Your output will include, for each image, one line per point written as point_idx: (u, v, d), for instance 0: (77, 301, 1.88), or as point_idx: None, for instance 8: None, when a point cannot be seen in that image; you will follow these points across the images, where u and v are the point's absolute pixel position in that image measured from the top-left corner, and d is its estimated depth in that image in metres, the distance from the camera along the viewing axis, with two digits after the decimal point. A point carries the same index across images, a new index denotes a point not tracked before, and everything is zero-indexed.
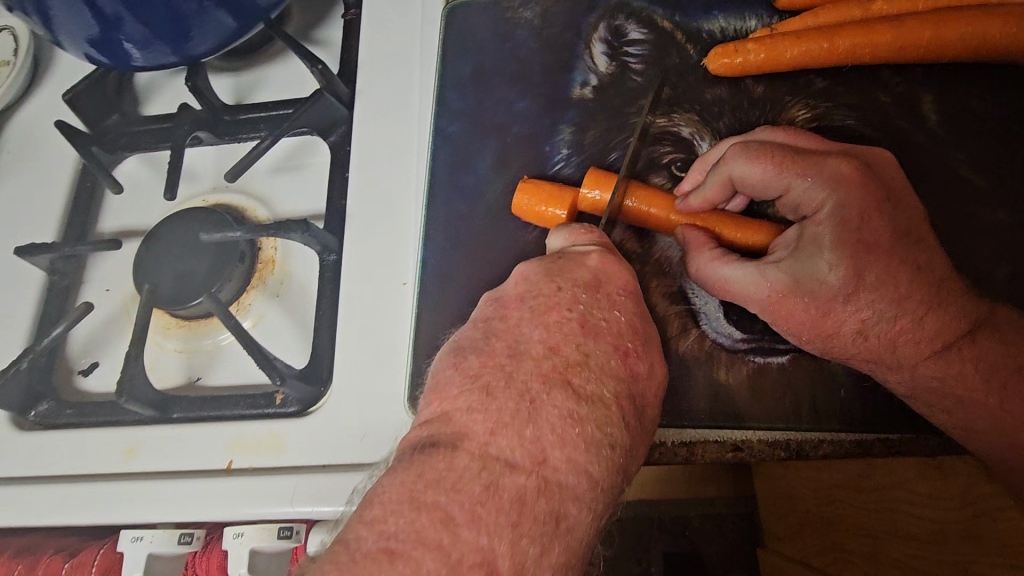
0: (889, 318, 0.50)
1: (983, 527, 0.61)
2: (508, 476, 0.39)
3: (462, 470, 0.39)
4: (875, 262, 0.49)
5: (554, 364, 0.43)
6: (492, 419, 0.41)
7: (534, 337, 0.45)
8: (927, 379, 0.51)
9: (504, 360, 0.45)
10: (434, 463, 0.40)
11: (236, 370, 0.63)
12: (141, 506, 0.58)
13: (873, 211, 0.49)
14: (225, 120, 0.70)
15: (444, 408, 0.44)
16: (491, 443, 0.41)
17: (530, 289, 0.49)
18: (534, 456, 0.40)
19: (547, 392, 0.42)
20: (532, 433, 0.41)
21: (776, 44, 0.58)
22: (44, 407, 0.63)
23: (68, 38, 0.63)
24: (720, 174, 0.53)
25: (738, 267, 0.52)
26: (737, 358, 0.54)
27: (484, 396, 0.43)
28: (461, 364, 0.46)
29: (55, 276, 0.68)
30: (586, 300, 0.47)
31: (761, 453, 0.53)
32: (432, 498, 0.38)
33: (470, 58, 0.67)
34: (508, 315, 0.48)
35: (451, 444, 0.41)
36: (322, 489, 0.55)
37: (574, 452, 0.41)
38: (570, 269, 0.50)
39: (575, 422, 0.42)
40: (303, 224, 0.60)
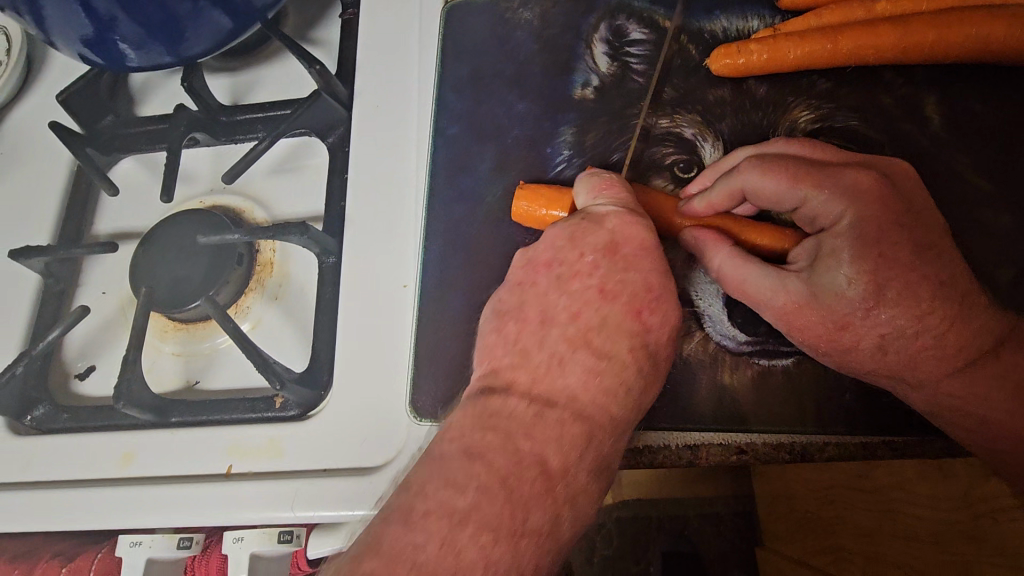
0: (911, 334, 0.50)
1: (984, 528, 0.62)
2: (550, 411, 0.46)
3: (513, 406, 0.46)
4: (897, 278, 0.49)
5: (578, 327, 0.49)
6: (531, 371, 0.47)
7: (560, 303, 0.50)
8: (948, 397, 0.51)
9: (536, 324, 0.50)
10: (491, 402, 0.47)
11: (235, 374, 0.63)
12: (138, 512, 0.57)
13: (893, 226, 0.49)
14: (222, 122, 0.70)
15: (494, 363, 0.50)
16: (532, 388, 0.47)
17: (555, 254, 0.52)
18: (567, 398, 0.47)
19: (573, 353, 0.48)
20: (563, 382, 0.47)
21: (780, 44, 0.57)
22: (41, 411, 0.62)
23: (62, 39, 0.62)
24: (734, 183, 0.53)
25: (755, 277, 0.52)
26: (742, 360, 0.54)
27: (521, 356, 0.48)
28: (502, 328, 0.51)
29: (49, 279, 0.66)
30: (605, 265, 0.51)
31: (767, 456, 0.52)
32: (494, 422, 0.45)
33: (469, 59, 0.66)
34: (536, 280, 0.52)
35: (502, 388, 0.48)
36: (324, 495, 0.54)
37: (599, 398, 0.47)
38: (590, 231, 0.52)
39: (597, 375, 0.47)
40: (303, 226, 0.59)
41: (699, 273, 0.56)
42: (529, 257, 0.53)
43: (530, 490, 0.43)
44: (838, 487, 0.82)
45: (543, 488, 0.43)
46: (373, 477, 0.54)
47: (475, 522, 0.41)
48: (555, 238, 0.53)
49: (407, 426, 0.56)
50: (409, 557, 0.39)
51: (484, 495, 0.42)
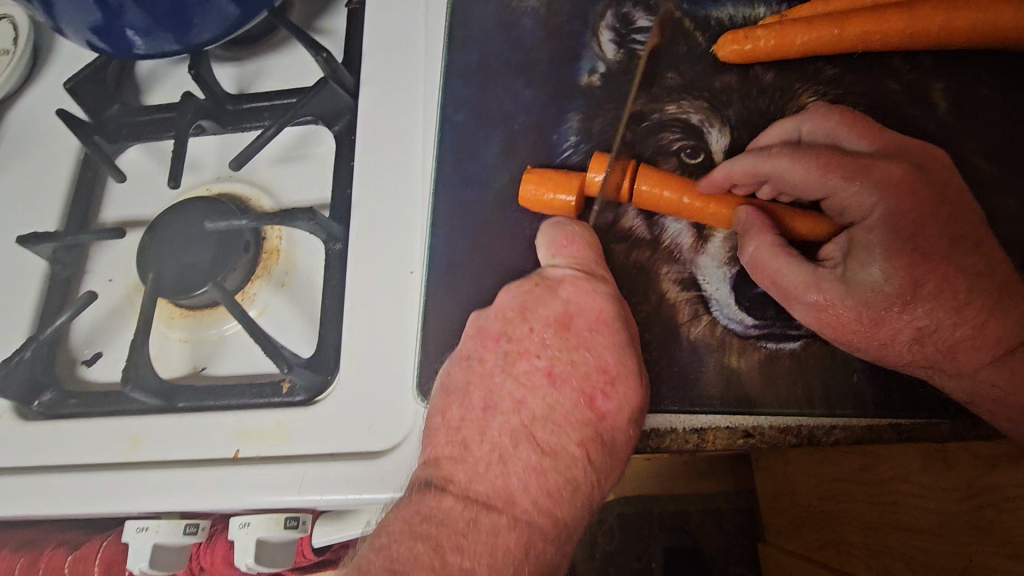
0: (947, 326, 0.52)
1: (989, 516, 0.60)
2: (486, 514, 0.47)
3: (448, 509, 0.47)
4: (930, 270, 0.50)
5: (522, 418, 0.50)
6: (470, 469, 0.49)
7: (506, 388, 0.51)
8: (989, 386, 0.51)
9: (479, 413, 0.51)
10: (426, 501, 0.48)
11: (242, 360, 0.63)
12: (144, 496, 0.57)
13: (925, 218, 0.50)
14: (229, 111, 0.70)
15: (436, 452, 0.50)
16: (471, 487, 0.49)
17: (503, 327, 0.53)
18: (506, 498, 0.48)
19: (516, 447, 0.49)
20: (503, 481, 0.48)
21: (787, 30, 0.57)
22: (47, 398, 0.62)
23: (70, 26, 0.63)
24: (766, 171, 0.54)
25: (790, 271, 0.51)
26: (749, 344, 0.54)
27: (463, 448, 0.50)
28: (446, 411, 0.51)
29: (58, 266, 0.67)
30: (556, 342, 0.52)
31: (773, 439, 0.53)
32: (426, 529, 0.46)
33: (475, 48, 0.66)
34: (484, 356, 0.53)
35: (440, 486, 0.49)
36: (331, 478, 0.54)
37: (542, 499, 0.48)
38: (541, 302, 0.53)
39: (540, 473, 0.48)
40: (310, 212, 0.59)
41: (707, 257, 0.56)
42: (481, 328, 0.54)
43: None
44: (843, 481, 0.83)
45: None
46: (381, 461, 0.54)
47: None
48: (505, 309, 0.54)
49: (415, 410, 0.56)
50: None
51: None
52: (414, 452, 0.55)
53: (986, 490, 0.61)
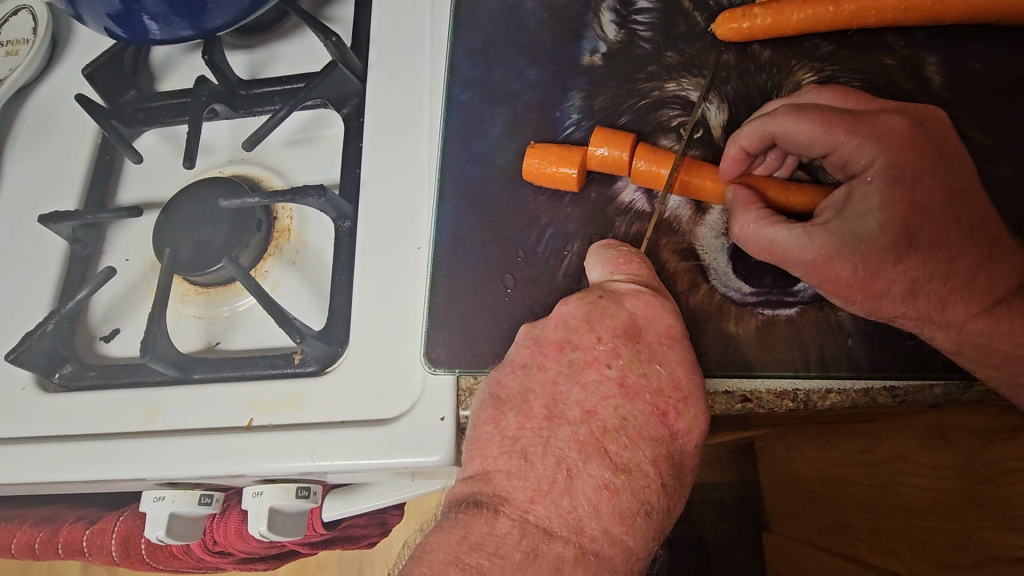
0: (939, 277, 0.52)
1: (987, 492, 0.59)
2: (547, 544, 0.46)
3: (503, 535, 0.46)
4: (927, 223, 0.51)
5: (591, 428, 0.48)
6: (532, 488, 0.47)
7: (573, 398, 0.49)
8: (974, 335, 0.53)
9: (541, 421, 0.49)
10: (477, 526, 0.46)
11: (255, 334, 0.65)
12: (162, 462, 0.59)
13: (924, 169, 0.51)
14: (241, 95, 0.72)
15: (486, 466, 0.49)
16: (530, 511, 0.47)
17: (567, 334, 0.52)
18: (572, 525, 0.46)
19: (584, 461, 0.47)
20: (569, 503, 0.46)
21: (783, 7, 0.59)
22: (68, 369, 0.64)
23: (90, 12, 0.65)
24: (769, 130, 0.54)
25: (785, 229, 0.52)
26: (747, 310, 0.56)
27: (523, 461, 0.48)
28: (499, 420, 0.50)
29: (77, 245, 0.69)
30: (627, 353, 0.50)
31: (770, 403, 0.54)
32: (475, 561, 0.45)
33: (480, 30, 0.68)
34: (545, 364, 0.51)
35: (493, 507, 0.47)
36: (342, 445, 0.56)
37: (612, 524, 0.46)
38: (609, 313, 0.51)
39: (610, 492, 0.46)
40: (321, 189, 0.61)
41: (705, 229, 0.58)
42: (538, 338, 0.53)
43: None
44: (846, 463, 0.84)
45: None
46: (391, 429, 0.56)
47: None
48: (569, 318, 0.52)
49: (423, 377, 0.57)
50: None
51: None
52: (422, 419, 0.56)
53: (983, 465, 0.60)
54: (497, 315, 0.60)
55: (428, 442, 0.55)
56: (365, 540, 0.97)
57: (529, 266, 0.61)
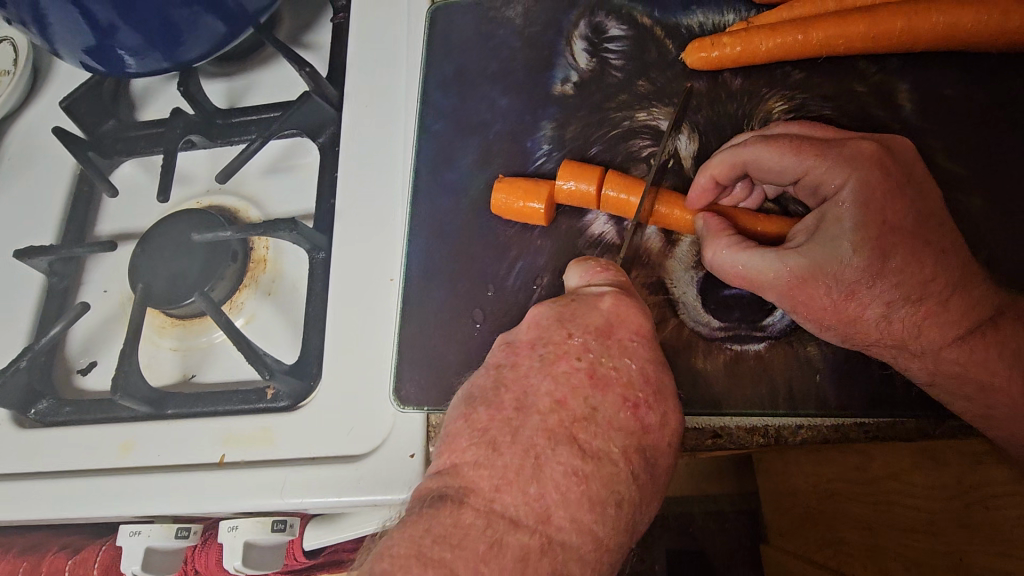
0: (912, 302, 0.52)
1: (978, 516, 0.47)
2: (513, 534, 0.39)
3: (467, 526, 0.39)
4: (901, 245, 0.50)
5: (562, 418, 0.42)
6: (498, 476, 0.40)
7: (542, 389, 0.43)
8: (949, 364, 0.52)
9: (511, 413, 0.43)
10: (440, 518, 0.39)
11: (229, 368, 0.65)
12: (134, 500, 0.59)
13: (896, 192, 0.50)
14: (218, 124, 0.72)
15: (454, 459, 0.43)
16: (496, 500, 0.40)
17: (539, 335, 0.47)
18: (539, 514, 0.40)
19: (553, 449, 0.41)
20: (537, 492, 0.40)
21: (751, 36, 0.58)
22: (44, 405, 0.65)
23: (65, 48, 0.65)
24: (741, 159, 0.54)
25: (757, 254, 0.51)
26: (715, 346, 0.55)
27: (490, 450, 0.42)
28: (470, 413, 0.44)
29: (53, 278, 0.69)
30: (597, 348, 0.45)
31: (741, 440, 0.53)
32: (438, 554, 0.37)
33: (453, 59, 0.68)
34: (518, 361, 0.46)
35: (457, 499, 0.40)
36: (313, 481, 0.56)
37: (581, 512, 0.40)
38: (581, 312, 0.47)
39: (580, 480, 0.40)
40: (291, 222, 0.61)
41: (675, 262, 0.58)
42: (510, 339, 0.48)
43: None
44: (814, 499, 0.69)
45: None
46: (360, 465, 0.55)
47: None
48: (540, 319, 0.48)
49: (393, 415, 0.57)
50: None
51: None
52: (392, 456, 0.55)
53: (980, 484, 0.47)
54: (466, 349, 0.60)
55: (398, 480, 0.55)
56: None
57: (498, 301, 0.60)
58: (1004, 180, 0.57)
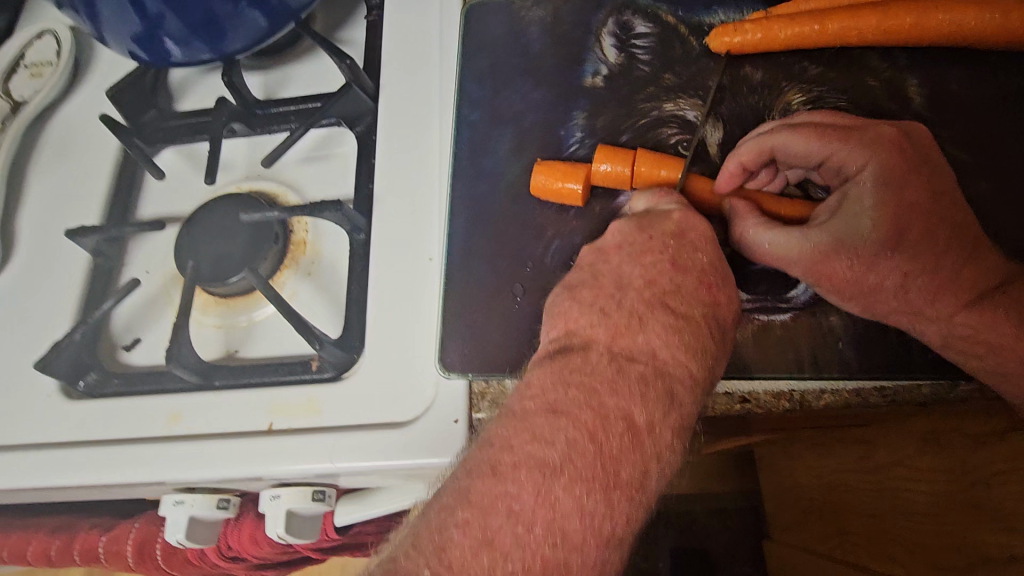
0: (928, 272, 0.55)
1: (978, 496, 0.61)
2: (630, 366, 0.48)
3: (595, 362, 0.49)
4: (916, 221, 0.55)
5: (653, 292, 0.52)
6: (612, 329, 0.50)
7: (634, 273, 0.53)
8: (961, 327, 0.56)
9: (612, 290, 0.53)
10: (573, 359, 0.49)
11: (272, 343, 0.68)
12: (184, 465, 0.62)
13: (911, 171, 0.55)
14: (258, 115, 0.75)
15: (572, 325, 0.53)
16: (615, 344, 0.50)
17: (624, 238, 0.56)
18: (648, 353, 0.49)
19: (652, 312, 0.51)
20: (642, 338, 0.50)
21: (772, 24, 0.63)
22: (92, 377, 0.67)
23: (114, 36, 0.69)
24: (769, 144, 0.58)
25: (782, 230, 0.56)
26: (743, 317, 0.59)
27: (601, 314, 0.52)
28: (576, 294, 0.54)
29: (99, 258, 0.72)
30: (674, 246, 0.54)
31: (768, 404, 0.57)
32: (576, 378, 0.48)
33: (487, 53, 0.72)
34: (609, 256, 0.56)
35: (582, 347, 0.50)
36: (360, 446, 0.58)
37: (679, 352, 0.49)
38: (657, 222, 0.56)
39: (676, 332, 0.50)
40: (337, 203, 0.64)
41: None
42: (598, 245, 0.57)
43: (618, 445, 0.45)
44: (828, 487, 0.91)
45: (630, 442, 0.45)
46: (406, 430, 0.58)
47: (568, 473, 0.44)
48: (622, 229, 0.56)
49: (436, 382, 0.60)
50: (504, 505, 0.43)
51: (572, 447, 0.44)
52: (436, 422, 0.58)
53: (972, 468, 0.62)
54: (506, 321, 0.64)
55: (443, 445, 0.57)
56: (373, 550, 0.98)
57: (535, 277, 0.64)
58: (1008, 169, 0.61)
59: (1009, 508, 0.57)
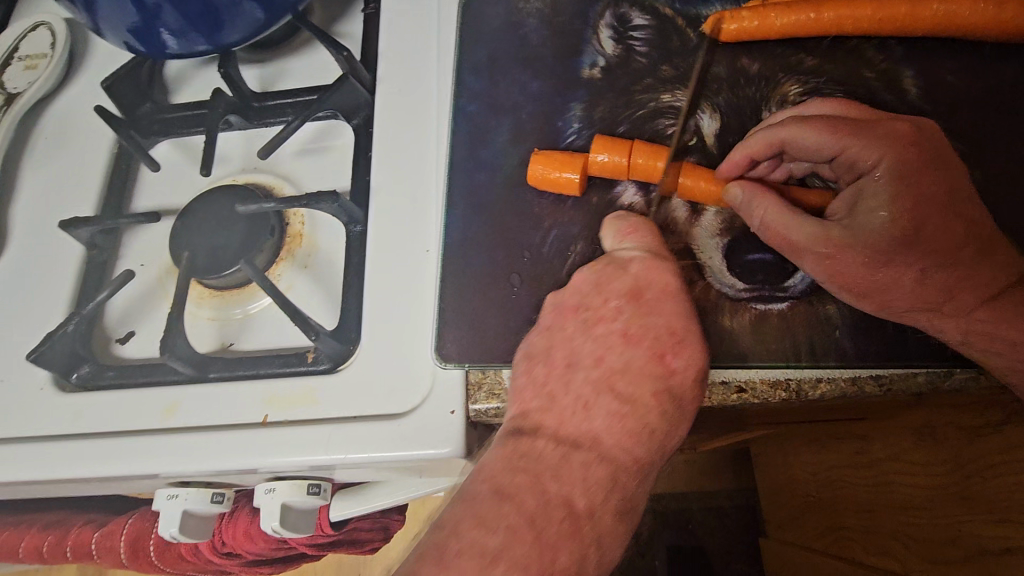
0: (945, 269, 0.56)
1: (974, 487, 0.64)
2: (575, 453, 0.49)
3: (540, 449, 0.49)
4: (933, 216, 0.55)
5: (601, 371, 0.52)
6: (558, 414, 0.51)
7: (586, 347, 0.54)
8: (979, 322, 0.56)
9: (563, 368, 0.53)
10: (520, 444, 0.50)
11: (268, 335, 0.67)
12: (177, 458, 0.61)
13: (926, 168, 0.56)
14: (255, 107, 0.75)
15: (523, 406, 0.53)
16: (561, 430, 0.50)
17: (580, 300, 0.56)
18: (592, 438, 0.50)
19: (598, 395, 0.51)
20: (587, 423, 0.50)
21: (768, 11, 0.64)
22: (85, 370, 0.66)
23: (110, 28, 0.68)
24: (779, 137, 0.59)
25: (798, 223, 0.56)
26: (740, 306, 0.59)
27: (550, 399, 0.52)
28: (531, 370, 0.54)
29: (94, 251, 0.72)
30: (629, 309, 0.54)
31: (765, 393, 0.57)
32: (522, 464, 0.48)
33: (485, 45, 0.72)
34: (563, 324, 0.56)
35: (530, 432, 0.50)
36: (356, 437, 0.58)
37: (624, 439, 0.50)
38: (614, 277, 0.56)
39: (621, 417, 0.50)
40: (334, 195, 0.64)
41: (700, 230, 0.62)
42: (557, 302, 0.57)
43: (559, 532, 0.45)
44: (819, 485, 0.93)
45: (570, 530, 0.46)
46: (403, 421, 0.58)
47: (504, 563, 0.43)
48: (582, 284, 0.57)
49: (433, 372, 0.60)
50: None
51: (513, 536, 0.44)
52: (434, 413, 0.58)
53: (968, 461, 0.65)
54: (505, 312, 0.63)
55: (439, 435, 0.57)
56: (368, 547, 0.97)
57: (533, 266, 0.64)
58: (1000, 158, 0.62)
59: (1005, 501, 0.60)
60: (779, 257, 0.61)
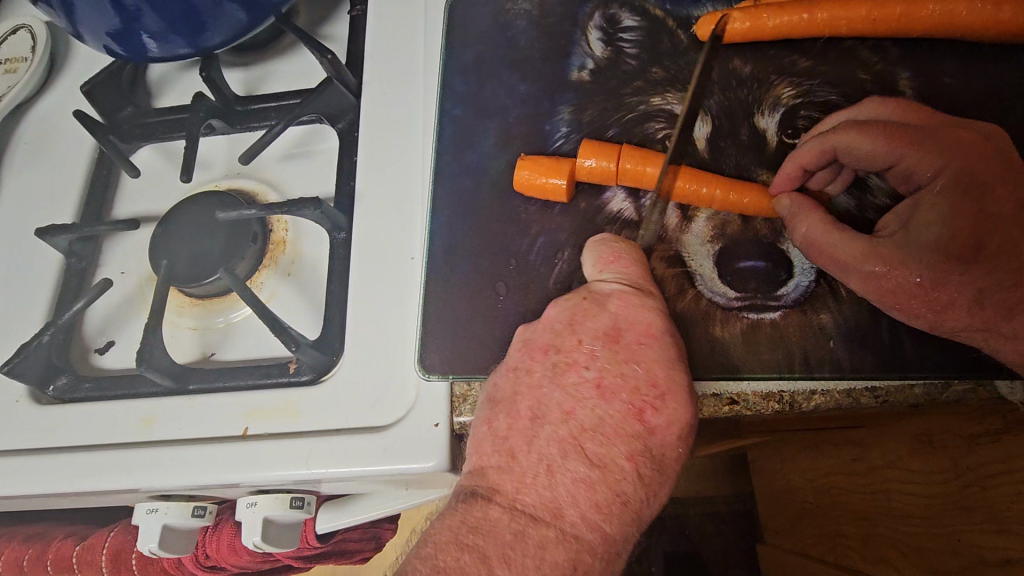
0: (1006, 287, 0.56)
1: (972, 496, 0.62)
2: (533, 527, 0.48)
3: (495, 519, 0.48)
4: (995, 233, 0.55)
5: (570, 429, 0.50)
6: (517, 480, 0.49)
7: (554, 398, 0.51)
8: None
9: (527, 422, 0.51)
10: (472, 511, 0.48)
11: (251, 345, 0.66)
12: (151, 475, 0.59)
13: (990, 182, 0.55)
14: (237, 111, 0.73)
15: (482, 462, 0.51)
16: (518, 499, 0.49)
17: (553, 339, 0.54)
18: (552, 511, 0.48)
19: (564, 459, 0.49)
20: (551, 493, 0.49)
21: (760, 12, 0.63)
22: (63, 381, 0.65)
23: (89, 32, 0.67)
24: (834, 142, 0.57)
25: (849, 236, 0.55)
26: (732, 315, 0.58)
27: (510, 458, 0.50)
28: (492, 420, 0.52)
29: (72, 258, 0.70)
30: (603, 355, 0.52)
31: (756, 405, 0.55)
32: (472, 540, 0.47)
33: (472, 47, 0.71)
34: (532, 367, 0.53)
35: (485, 496, 0.49)
36: (337, 451, 0.56)
37: (589, 512, 0.48)
38: (593, 314, 0.54)
39: (588, 486, 0.48)
40: (316, 201, 0.62)
41: (689, 236, 0.61)
42: (528, 340, 0.55)
43: None
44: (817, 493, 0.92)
45: None
46: (385, 434, 0.56)
47: None
48: (552, 322, 0.55)
49: (416, 384, 0.58)
50: None
51: None
52: (417, 425, 0.57)
53: (965, 469, 0.63)
54: (492, 323, 0.61)
55: (423, 449, 0.56)
56: (358, 558, 0.96)
57: (521, 274, 0.62)
58: None
59: (1006, 512, 0.58)
60: (772, 264, 0.59)
